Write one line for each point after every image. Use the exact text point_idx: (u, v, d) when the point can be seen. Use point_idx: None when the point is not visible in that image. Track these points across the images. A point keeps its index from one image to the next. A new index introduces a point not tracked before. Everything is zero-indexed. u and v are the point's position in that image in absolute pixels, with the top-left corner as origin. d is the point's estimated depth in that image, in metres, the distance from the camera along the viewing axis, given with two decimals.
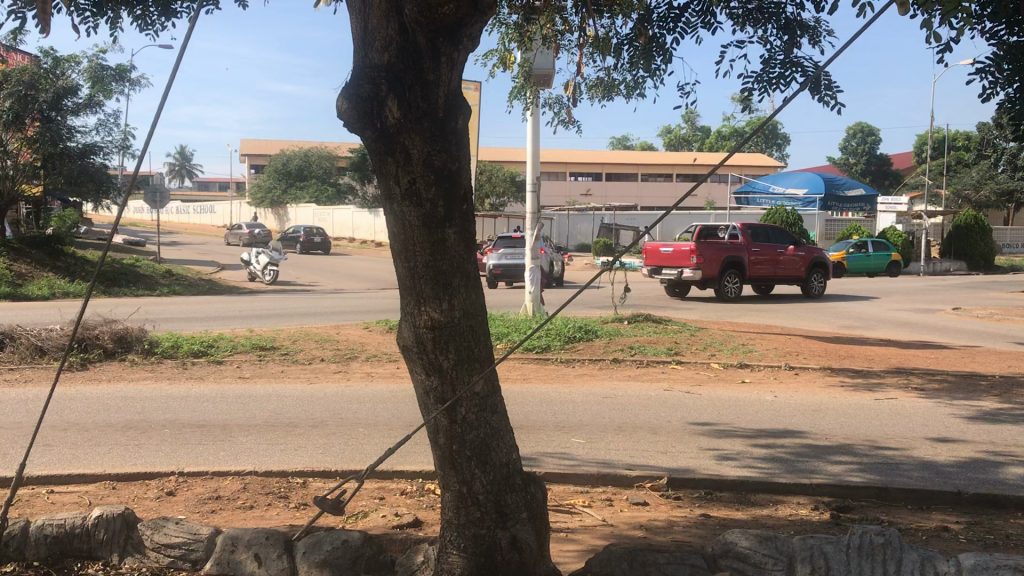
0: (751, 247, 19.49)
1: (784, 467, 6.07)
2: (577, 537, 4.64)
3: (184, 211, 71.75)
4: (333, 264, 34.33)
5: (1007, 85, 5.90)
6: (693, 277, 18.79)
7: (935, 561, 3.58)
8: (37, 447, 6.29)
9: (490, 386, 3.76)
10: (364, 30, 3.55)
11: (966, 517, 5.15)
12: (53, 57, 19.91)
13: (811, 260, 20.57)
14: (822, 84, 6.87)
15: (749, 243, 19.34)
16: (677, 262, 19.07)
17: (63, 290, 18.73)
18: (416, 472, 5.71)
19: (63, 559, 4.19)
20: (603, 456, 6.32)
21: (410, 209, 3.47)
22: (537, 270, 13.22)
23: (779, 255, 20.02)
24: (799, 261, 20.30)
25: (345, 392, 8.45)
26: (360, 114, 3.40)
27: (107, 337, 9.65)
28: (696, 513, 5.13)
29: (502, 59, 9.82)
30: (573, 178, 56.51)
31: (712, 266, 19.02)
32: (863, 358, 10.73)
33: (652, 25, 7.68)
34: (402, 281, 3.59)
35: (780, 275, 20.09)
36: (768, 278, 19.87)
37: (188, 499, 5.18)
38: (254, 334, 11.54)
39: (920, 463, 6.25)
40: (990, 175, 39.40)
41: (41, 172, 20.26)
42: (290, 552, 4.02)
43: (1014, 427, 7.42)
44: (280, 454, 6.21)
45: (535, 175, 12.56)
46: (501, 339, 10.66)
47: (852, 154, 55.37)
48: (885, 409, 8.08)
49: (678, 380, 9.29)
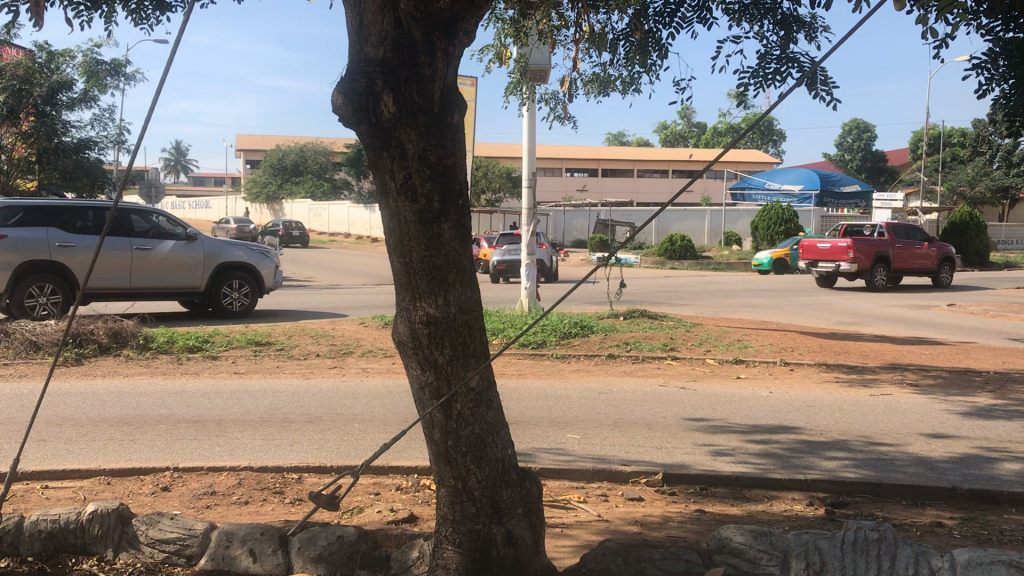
0: (895, 243, 22.46)
1: (778, 463, 6.08)
2: (571, 533, 4.65)
3: (178, 206, 71.58)
4: (328, 259, 34.25)
5: (1002, 81, 5.90)
6: (849, 269, 21.76)
7: (930, 558, 3.58)
8: (31, 443, 6.27)
9: (486, 381, 3.75)
10: (358, 25, 3.55)
11: (960, 513, 5.16)
12: (47, 52, 19.81)
13: (943, 254, 23.51)
14: (817, 79, 6.86)
15: (893, 239, 22.26)
16: (834, 257, 22.03)
17: None
18: (411, 467, 5.71)
19: (57, 554, 4.19)
20: (598, 452, 6.32)
21: (405, 204, 3.47)
22: (532, 266, 13.21)
23: (916, 251, 22.94)
24: (933, 255, 23.22)
25: (341, 387, 8.43)
26: (355, 109, 3.40)
27: (102, 332, 9.62)
28: (691, 509, 5.13)
29: (498, 55, 9.81)
30: (568, 174, 56.17)
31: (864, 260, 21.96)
32: (858, 354, 10.74)
33: (648, 20, 7.68)
34: (397, 276, 3.58)
35: (917, 268, 22.94)
36: (907, 270, 22.82)
37: (182, 494, 5.17)
38: (249, 330, 11.51)
39: (915, 459, 6.27)
40: (986, 171, 39.39)
41: (35, 167, 20.36)
42: (285, 547, 4.03)
43: (1008, 423, 7.45)
44: (276, 450, 6.20)
45: (530, 171, 12.52)
46: (496, 334, 10.66)
47: (847, 151, 55.31)
48: (880, 404, 8.10)
49: (674, 375, 9.30)
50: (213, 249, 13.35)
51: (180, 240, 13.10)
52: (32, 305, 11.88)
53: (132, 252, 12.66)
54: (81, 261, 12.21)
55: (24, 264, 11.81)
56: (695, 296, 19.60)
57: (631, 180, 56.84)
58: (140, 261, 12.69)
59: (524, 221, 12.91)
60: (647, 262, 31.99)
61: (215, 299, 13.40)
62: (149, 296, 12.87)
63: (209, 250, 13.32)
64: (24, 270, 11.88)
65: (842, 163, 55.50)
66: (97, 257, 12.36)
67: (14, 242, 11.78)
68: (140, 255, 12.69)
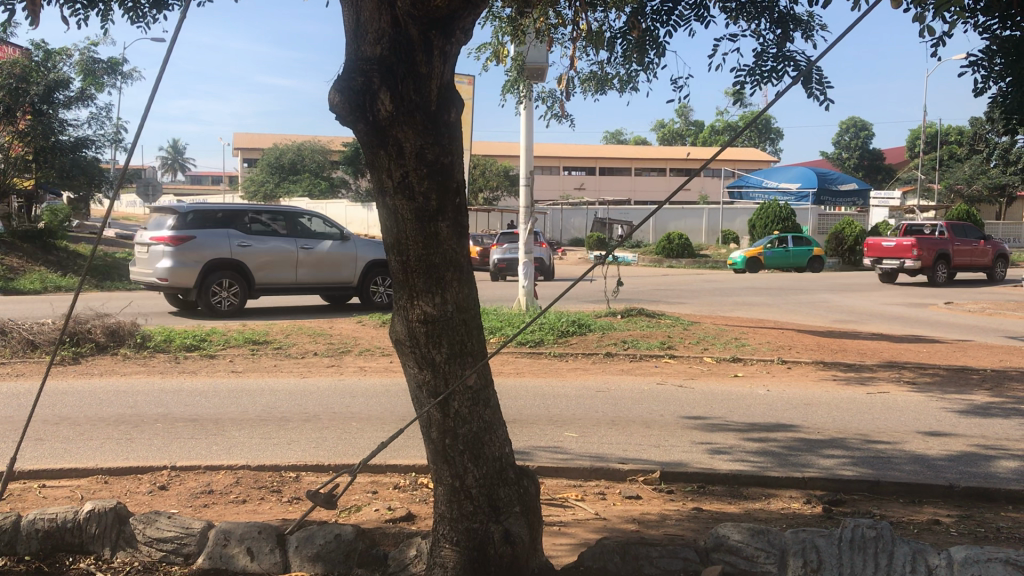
0: (955, 241, 23.61)
1: (776, 461, 6.09)
2: (568, 531, 4.65)
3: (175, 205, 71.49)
4: None
5: (999, 79, 5.90)
6: (913, 266, 22.92)
7: (926, 555, 3.58)
8: (28, 442, 6.26)
9: (483, 379, 3.75)
10: (355, 23, 3.55)
11: (958, 511, 5.16)
12: (44, 50, 19.80)
13: (998, 252, 24.70)
14: (814, 78, 6.86)
15: (954, 237, 23.41)
16: (898, 255, 23.20)
17: (55, 283, 18.66)
18: (409, 466, 5.71)
19: (55, 553, 4.18)
20: (596, 450, 6.32)
21: (403, 203, 3.46)
22: (530, 264, 13.20)
23: (973, 248, 24.09)
24: (988, 252, 24.39)
25: (339, 386, 8.43)
26: (352, 107, 3.40)
27: (98, 331, 9.61)
28: (688, 507, 5.14)
29: (495, 53, 9.81)
30: (566, 173, 56.22)
31: (927, 257, 23.12)
32: (855, 353, 10.75)
33: (646, 19, 7.67)
34: (394, 274, 3.58)
35: (974, 264, 24.12)
36: (966, 266, 23.98)
37: (179, 493, 5.17)
38: (246, 328, 11.50)
39: (912, 456, 6.28)
40: (984, 169, 39.39)
41: (33, 165, 20.29)
42: (283, 545, 4.03)
43: (1005, 421, 7.46)
44: (273, 448, 6.19)
45: (528, 170, 12.50)
46: (494, 333, 10.66)
47: (845, 149, 55.34)
48: (877, 403, 8.11)
49: (671, 374, 9.31)
50: (366, 248, 14.27)
51: (337, 240, 14.10)
52: (217, 301, 13.05)
53: (297, 250, 13.70)
54: (256, 259, 13.32)
55: (212, 262, 12.97)
56: (694, 295, 19.62)
57: (629, 178, 56.85)
58: (306, 258, 13.74)
59: (521, 220, 12.90)
60: (645, 261, 32.00)
61: (365, 293, 14.29)
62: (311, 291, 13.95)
63: (363, 249, 14.24)
64: (210, 268, 13.06)
65: (839, 161, 55.50)
66: (264, 253, 13.41)
67: (202, 242, 12.90)
68: (305, 253, 13.72)
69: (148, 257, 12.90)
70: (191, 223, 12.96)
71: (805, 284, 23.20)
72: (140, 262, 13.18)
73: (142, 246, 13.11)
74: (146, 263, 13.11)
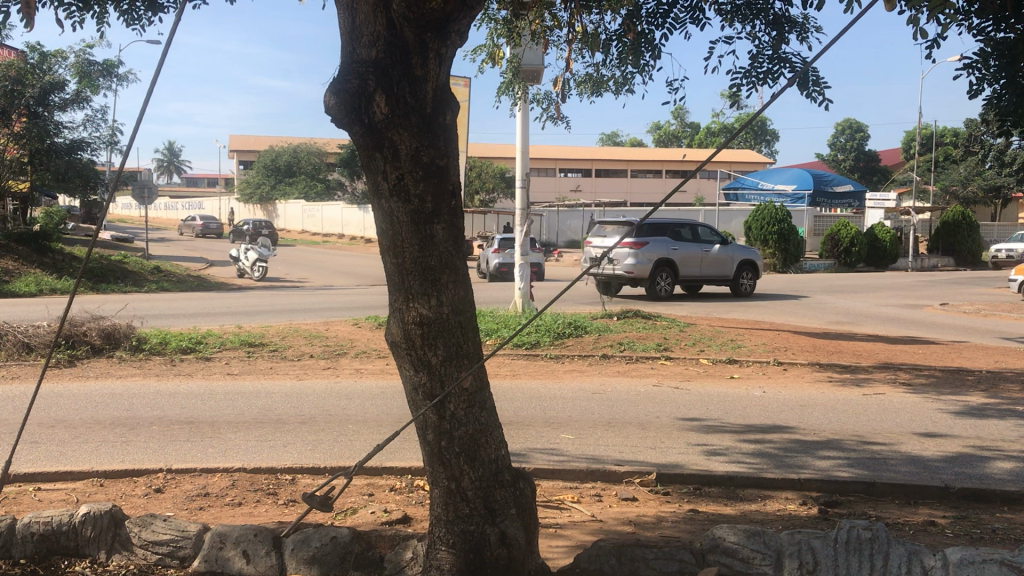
0: None
1: (772, 463, 6.09)
2: (565, 533, 4.65)
3: (172, 206, 71.42)
4: (320, 259, 34.24)
5: (993, 81, 5.90)
6: None
7: (923, 557, 3.59)
8: (24, 444, 6.26)
9: (479, 382, 3.75)
10: (351, 26, 3.55)
11: (954, 512, 5.17)
12: (39, 52, 19.79)
13: None
14: (809, 79, 6.87)
15: None
16: None
17: (51, 286, 18.63)
18: (405, 468, 5.71)
19: (49, 557, 4.18)
20: (593, 452, 6.32)
21: (398, 206, 3.46)
22: (526, 265, 13.18)
23: None
24: None
25: (336, 388, 8.45)
26: (347, 109, 3.39)
27: (95, 334, 9.60)
28: (684, 509, 5.14)
29: (491, 54, 9.80)
30: (562, 174, 56.21)
31: None
32: (851, 354, 10.75)
33: (641, 21, 7.68)
34: (390, 277, 3.58)
35: None
36: None
37: (176, 496, 5.17)
38: (243, 330, 11.50)
39: (908, 458, 6.28)
40: (978, 171, 39.44)
41: (28, 168, 20.26)
42: (278, 548, 4.02)
43: (1000, 422, 7.47)
44: (269, 451, 6.18)
45: (524, 171, 12.49)
46: (489, 335, 10.67)
47: (840, 151, 55.39)
48: (872, 404, 8.11)
49: (667, 375, 9.32)
50: (742, 250, 19.15)
51: (724, 244, 18.81)
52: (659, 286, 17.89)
53: (702, 251, 18.44)
54: (680, 258, 18.07)
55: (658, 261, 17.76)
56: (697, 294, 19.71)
57: (625, 180, 56.88)
58: (708, 258, 18.50)
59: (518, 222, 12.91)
60: None
61: (739, 284, 19.30)
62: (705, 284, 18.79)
63: (739, 251, 19.07)
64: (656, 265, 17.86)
65: (835, 163, 55.56)
66: (687, 252, 18.18)
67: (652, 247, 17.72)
68: (708, 254, 18.48)
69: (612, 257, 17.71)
70: (644, 233, 17.80)
71: (801, 285, 23.25)
72: (599, 260, 18.08)
73: (603, 247, 18.09)
74: (606, 260, 18.03)
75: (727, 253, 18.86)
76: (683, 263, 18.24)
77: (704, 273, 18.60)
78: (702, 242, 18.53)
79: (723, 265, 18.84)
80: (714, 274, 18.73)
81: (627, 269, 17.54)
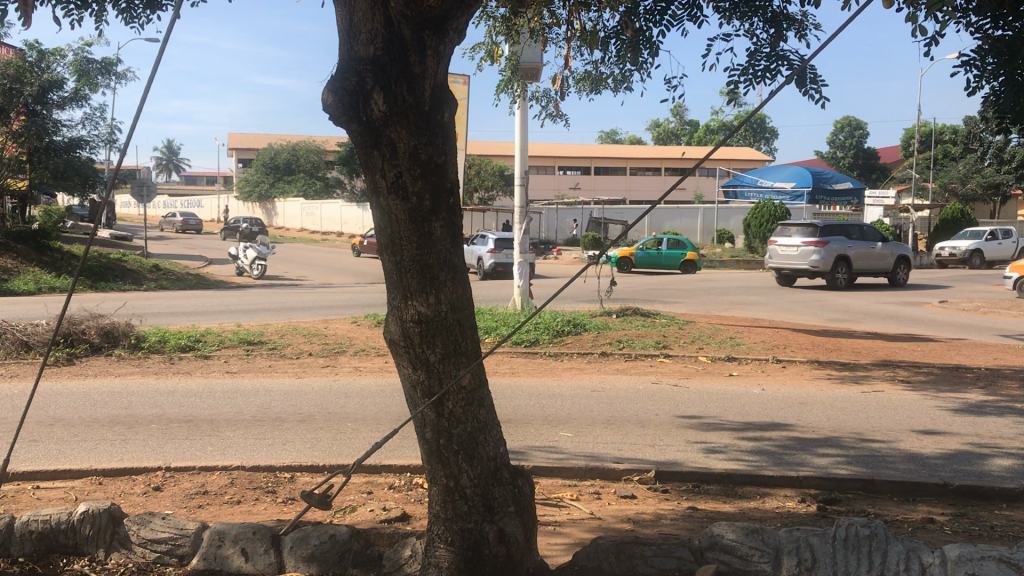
0: None
1: (770, 460, 6.10)
2: (563, 531, 4.66)
3: (170, 204, 71.35)
4: (318, 257, 34.17)
5: (991, 78, 5.90)
6: None
7: (920, 552, 3.60)
8: (22, 443, 6.23)
9: (478, 380, 3.75)
10: (348, 23, 3.54)
11: (952, 509, 5.18)
12: (37, 50, 19.78)
13: None
14: (807, 76, 6.86)
15: None
16: None
17: (49, 283, 18.66)
18: (405, 466, 5.72)
19: (48, 555, 4.18)
20: (591, 450, 6.32)
21: (396, 203, 3.46)
22: (526, 263, 13.19)
23: None
24: None
25: (334, 386, 8.43)
26: (345, 106, 3.38)
27: (93, 332, 9.60)
28: (683, 506, 5.14)
29: (489, 53, 9.80)
30: (561, 172, 56.24)
31: None
32: (850, 352, 10.74)
33: (639, 19, 7.67)
34: (389, 275, 3.57)
35: None
36: None
37: (174, 494, 5.16)
38: (241, 328, 11.49)
39: (905, 455, 6.29)
40: (977, 168, 39.54)
41: (27, 166, 20.20)
42: (277, 546, 4.02)
43: (998, 419, 7.48)
44: (268, 449, 6.18)
45: (523, 169, 12.50)
46: (489, 333, 10.68)
47: (840, 148, 55.41)
48: (871, 402, 8.12)
49: (666, 373, 9.32)
50: (898, 247, 22.23)
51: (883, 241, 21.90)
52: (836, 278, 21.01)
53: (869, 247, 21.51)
54: (854, 254, 21.16)
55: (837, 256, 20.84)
56: (716, 295, 20.02)
57: (624, 178, 56.91)
58: (873, 254, 21.56)
59: (516, 220, 12.91)
60: None
61: (895, 276, 22.34)
62: (869, 275, 21.81)
63: (895, 248, 22.13)
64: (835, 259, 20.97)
65: (834, 160, 55.60)
66: (857, 249, 21.25)
67: (834, 244, 20.80)
68: (873, 250, 21.54)
69: (797, 253, 20.89)
70: (826, 232, 20.86)
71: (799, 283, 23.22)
72: (784, 256, 21.24)
73: (789, 245, 21.16)
74: (791, 257, 21.12)
75: (887, 250, 21.92)
76: (857, 259, 21.31)
77: (870, 267, 21.66)
78: (869, 240, 21.60)
79: (885, 261, 21.89)
80: (878, 268, 21.78)
81: (813, 265, 20.65)
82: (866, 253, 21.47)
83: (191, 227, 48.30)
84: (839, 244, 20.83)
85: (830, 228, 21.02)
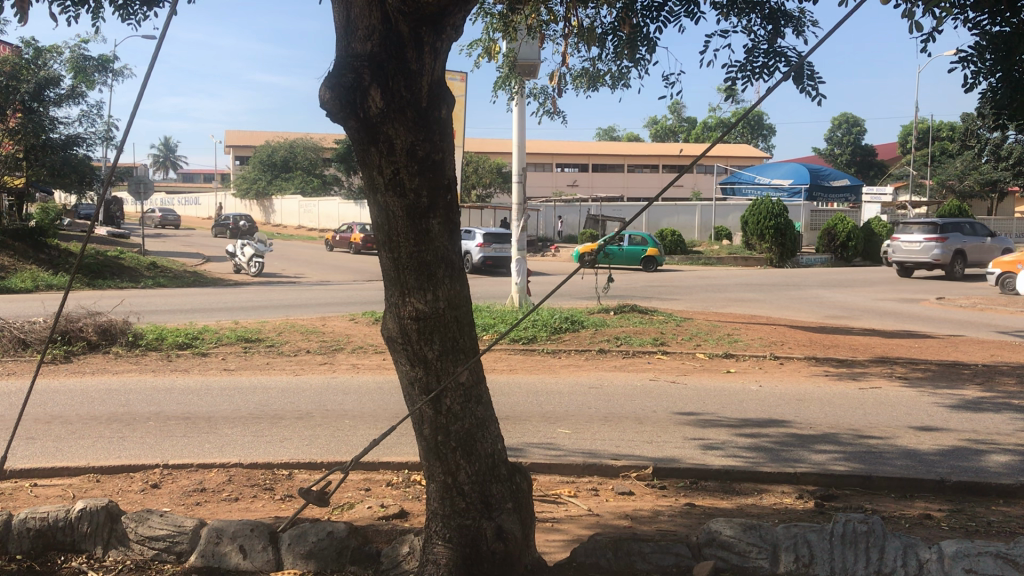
0: None
1: (768, 456, 6.11)
2: (562, 527, 4.66)
3: (168, 202, 71.39)
4: (315, 255, 34.18)
5: (988, 75, 5.88)
6: None
7: (917, 548, 3.63)
8: (19, 440, 6.24)
9: (476, 377, 3.75)
10: (345, 19, 3.53)
11: (949, 505, 5.19)
12: (34, 47, 19.78)
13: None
14: (804, 73, 6.85)
15: None
16: None
17: (47, 282, 18.63)
18: (402, 463, 5.72)
19: (46, 552, 4.17)
20: (589, 446, 6.33)
21: (394, 199, 3.46)
22: (524, 260, 13.18)
23: None
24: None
25: (331, 383, 8.44)
26: (342, 103, 3.38)
27: (90, 329, 9.60)
28: (681, 502, 5.15)
29: (487, 49, 9.80)
30: (559, 169, 56.23)
31: None
32: (847, 348, 10.76)
33: (636, 15, 7.66)
34: (386, 271, 3.57)
35: None
36: None
37: (171, 491, 5.15)
38: (240, 326, 11.49)
39: (903, 451, 6.30)
40: (975, 164, 39.46)
41: (23, 163, 20.17)
42: (276, 543, 4.02)
43: (995, 415, 7.50)
44: (266, 446, 6.19)
45: (519, 168, 12.46)
46: (487, 330, 10.70)
47: (837, 145, 55.40)
48: (868, 398, 8.13)
49: (664, 370, 9.33)
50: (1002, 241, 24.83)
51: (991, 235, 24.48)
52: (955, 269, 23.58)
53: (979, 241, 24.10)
54: (969, 248, 23.74)
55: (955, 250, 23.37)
56: (713, 290, 20.03)
57: (622, 175, 56.85)
58: (983, 248, 24.19)
59: (513, 216, 12.84)
60: None
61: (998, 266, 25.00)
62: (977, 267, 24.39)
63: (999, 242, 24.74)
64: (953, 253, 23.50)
65: (831, 157, 55.59)
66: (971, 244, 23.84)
67: (952, 239, 23.35)
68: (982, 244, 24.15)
69: (921, 248, 23.41)
70: (945, 229, 23.39)
71: (796, 280, 23.24)
72: (906, 251, 23.77)
73: (911, 242, 23.67)
74: (914, 251, 23.64)
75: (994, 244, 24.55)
76: (970, 252, 23.89)
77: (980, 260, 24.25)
78: (979, 236, 24.15)
79: (991, 253, 24.50)
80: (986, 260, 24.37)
81: (935, 257, 23.15)
82: (979, 247, 24.10)
83: (169, 222, 49.83)
84: (956, 239, 23.40)
85: (949, 226, 23.56)
